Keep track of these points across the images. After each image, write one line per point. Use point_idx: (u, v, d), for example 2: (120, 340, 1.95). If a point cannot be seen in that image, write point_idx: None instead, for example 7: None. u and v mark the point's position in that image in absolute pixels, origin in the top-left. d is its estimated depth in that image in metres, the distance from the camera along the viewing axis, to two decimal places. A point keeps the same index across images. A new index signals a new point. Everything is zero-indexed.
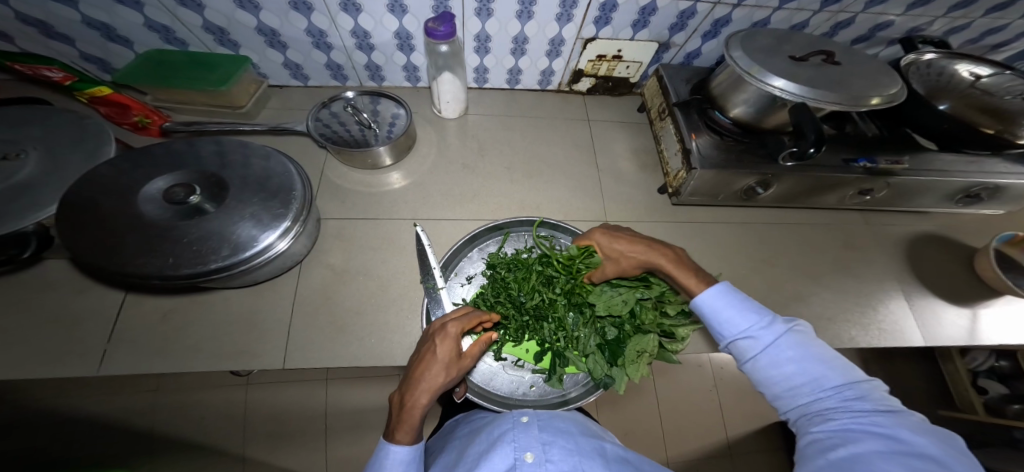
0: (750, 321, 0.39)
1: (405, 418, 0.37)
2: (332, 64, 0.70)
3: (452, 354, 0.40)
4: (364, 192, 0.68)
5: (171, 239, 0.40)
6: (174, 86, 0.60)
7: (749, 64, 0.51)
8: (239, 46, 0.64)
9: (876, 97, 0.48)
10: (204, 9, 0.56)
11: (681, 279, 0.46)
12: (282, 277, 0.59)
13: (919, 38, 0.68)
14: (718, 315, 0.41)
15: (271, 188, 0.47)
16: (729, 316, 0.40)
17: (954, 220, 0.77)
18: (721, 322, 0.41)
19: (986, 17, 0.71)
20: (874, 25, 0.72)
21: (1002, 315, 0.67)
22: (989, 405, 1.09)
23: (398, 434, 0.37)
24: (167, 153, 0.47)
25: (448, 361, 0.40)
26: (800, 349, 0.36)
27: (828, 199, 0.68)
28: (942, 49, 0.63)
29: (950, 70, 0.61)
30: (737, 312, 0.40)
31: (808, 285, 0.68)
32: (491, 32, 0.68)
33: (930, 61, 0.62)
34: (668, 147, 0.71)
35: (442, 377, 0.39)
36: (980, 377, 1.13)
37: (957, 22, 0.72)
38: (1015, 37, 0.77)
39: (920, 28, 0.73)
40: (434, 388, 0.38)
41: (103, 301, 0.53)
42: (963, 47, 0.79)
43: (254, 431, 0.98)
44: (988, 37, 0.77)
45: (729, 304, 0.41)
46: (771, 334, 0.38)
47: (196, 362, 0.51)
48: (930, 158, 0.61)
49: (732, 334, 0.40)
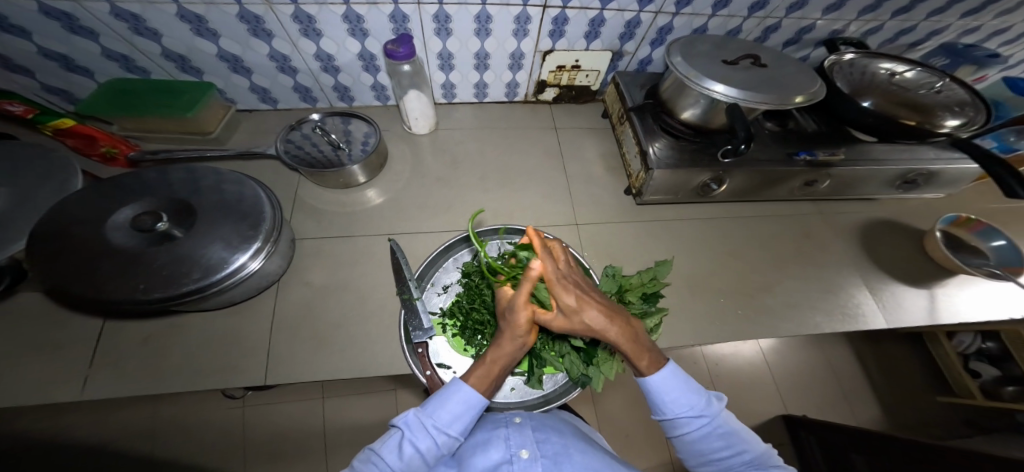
0: (691, 403, 0.40)
1: (487, 365, 0.40)
2: (299, 86, 0.73)
3: (522, 298, 0.37)
4: (339, 211, 0.70)
5: (140, 264, 0.42)
6: (139, 116, 0.61)
7: (688, 69, 0.55)
8: (202, 73, 0.66)
9: (800, 95, 0.53)
10: (161, 38, 0.58)
11: (630, 352, 0.40)
12: (259, 296, 0.60)
13: (840, 39, 0.75)
14: (661, 394, 0.40)
15: (238, 211, 0.49)
16: (674, 398, 0.40)
17: (903, 205, 0.82)
18: (673, 403, 0.40)
19: (895, 20, 0.77)
20: (801, 29, 0.77)
21: (957, 293, 0.71)
22: (985, 389, 1.12)
23: (475, 376, 0.40)
24: (136, 181, 0.49)
25: (522, 304, 0.38)
26: (728, 428, 0.40)
27: (780, 191, 0.73)
28: (862, 51, 0.72)
29: (870, 68, 0.69)
30: (684, 396, 0.40)
31: (773, 275, 0.71)
32: (452, 50, 0.71)
33: (851, 60, 0.70)
34: (628, 150, 0.75)
35: (521, 318, 0.38)
36: (971, 360, 1.16)
37: (871, 24, 0.78)
38: (927, 35, 0.83)
39: (840, 30, 0.79)
40: (518, 330, 0.39)
41: (80, 328, 0.54)
42: (883, 46, 0.85)
43: (256, 451, 0.95)
44: (903, 37, 0.83)
45: (677, 387, 0.40)
46: (711, 416, 0.40)
47: (172, 383, 0.51)
48: (865, 148, 0.68)
49: (674, 414, 0.40)
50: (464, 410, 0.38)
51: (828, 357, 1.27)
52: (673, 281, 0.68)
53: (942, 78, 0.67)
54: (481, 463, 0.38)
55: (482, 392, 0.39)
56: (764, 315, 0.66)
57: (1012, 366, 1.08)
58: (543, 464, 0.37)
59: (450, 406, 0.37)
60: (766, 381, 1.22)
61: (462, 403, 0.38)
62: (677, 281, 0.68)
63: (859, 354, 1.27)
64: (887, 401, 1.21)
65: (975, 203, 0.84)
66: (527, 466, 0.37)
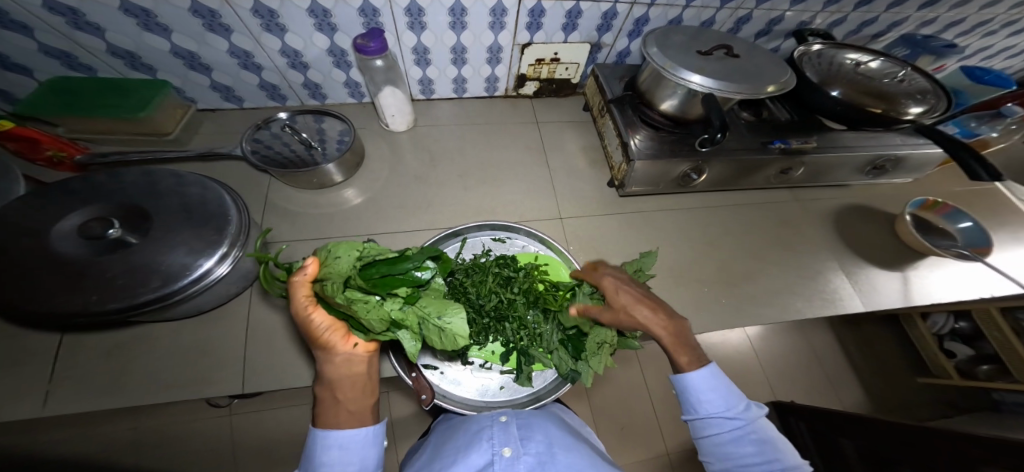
0: (726, 404, 0.42)
1: (333, 406, 0.37)
2: (266, 84, 0.70)
3: (303, 298, 0.35)
4: (314, 212, 0.67)
5: (90, 274, 0.39)
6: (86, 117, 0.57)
7: (664, 60, 0.55)
8: (155, 70, 0.63)
9: (771, 85, 0.54)
10: (105, 32, 0.55)
11: (673, 347, 0.44)
12: (230, 304, 0.57)
13: (808, 30, 0.76)
14: (698, 392, 0.42)
15: (199, 215, 0.46)
16: (708, 397, 0.42)
17: (875, 191, 0.84)
18: (705, 400, 0.42)
19: (858, 11, 0.79)
20: (771, 20, 0.78)
21: (928, 275, 0.73)
22: (960, 368, 1.17)
23: (330, 418, 0.37)
24: (85, 185, 0.46)
25: (308, 304, 0.36)
26: (761, 436, 0.41)
27: (757, 180, 0.74)
28: (829, 41, 0.73)
29: (837, 58, 0.71)
30: (719, 396, 0.42)
31: (756, 263, 0.72)
32: (427, 45, 0.69)
33: (819, 51, 0.72)
34: (610, 142, 0.75)
35: (317, 319, 0.36)
36: (946, 340, 1.21)
37: (836, 16, 0.80)
38: (888, 27, 0.86)
39: (808, 22, 0.80)
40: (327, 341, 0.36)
41: (31, 345, 0.50)
42: (848, 37, 0.87)
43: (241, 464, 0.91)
44: (867, 28, 0.85)
45: (713, 387, 0.42)
46: (743, 419, 0.41)
47: (137, 399, 0.48)
48: (837, 136, 0.69)
49: (706, 413, 0.42)
50: (340, 452, 0.36)
51: (811, 343, 1.30)
52: (657, 272, 0.68)
53: (904, 67, 0.69)
54: (463, 467, 0.36)
55: (354, 425, 0.37)
56: (746, 302, 0.66)
57: (986, 345, 1.13)
58: (525, 462, 0.36)
59: (321, 456, 0.35)
60: (753, 368, 1.24)
61: (332, 449, 0.35)
62: (661, 272, 0.68)
63: (843, 338, 1.32)
64: (868, 382, 1.26)
65: (942, 187, 0.87)
66: (509, 465, 0.35)
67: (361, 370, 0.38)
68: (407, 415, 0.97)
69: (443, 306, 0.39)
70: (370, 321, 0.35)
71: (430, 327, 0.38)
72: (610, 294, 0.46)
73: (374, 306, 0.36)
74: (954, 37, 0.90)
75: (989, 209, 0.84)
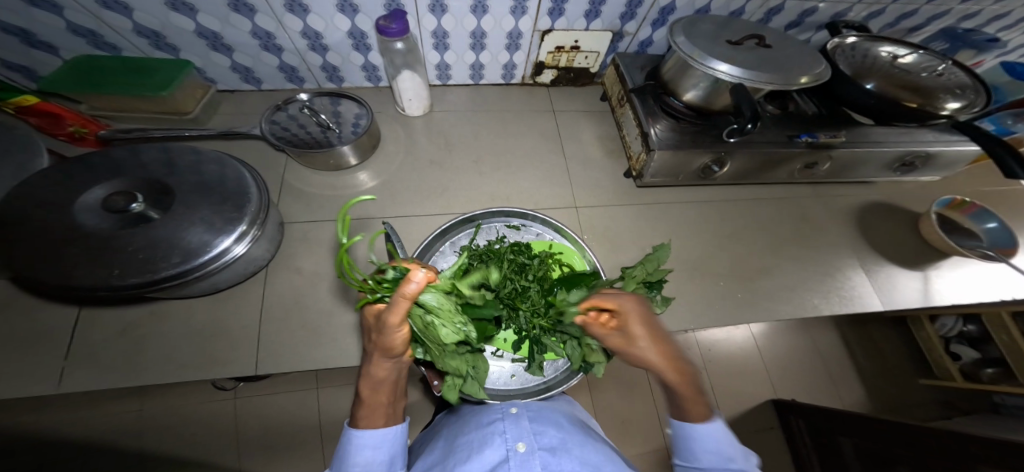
0: (731, 456, 0.39)
1: (376, 405, 0.38)
2: (285, 66, 0.69)
3: (397, 317, 0.29)
4: (329, 194, 0.67)
5: (115, 248, 0.39)
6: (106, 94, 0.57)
7: (692, 49, 0.54)
8: (179, 50, 0.62)
9: (804, 76, 0.52)
10: (133, 12, 0.54)
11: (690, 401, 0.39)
12: (246, 284, 0.57)
13: (841, 22, 0.74)
14: (702, 441, 0.39)
15: (220, 193, 0.46)
16: (713, 450, 0.39)
17: (898, 189, 0.82)
18: (713, 453, 0.39)
19: (896, 3, 0.76)
20: (803, 11, 0.75)
21: (948, 275, 0.72)
22: (965, 370, 1.14)
23: (365, 418, 0.38)
24: (108, 161, 0.46)
25: (401, 322, 0.29)
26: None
27: (779, 174, 0.72)
28: (864, 34, 0.71)
29: (872, 52, 0.68)
30: (724, 445, 0.39)
31: (772, 258, 0.70)
32: (447, 29, 0.68)
33: (853, 43, 0.69)
34: (628, 132, 0.74)
35: (397, 336, 0.31)
36: (952, 343, 1.18)
37: (872, 8, 0.77)
38: (927, 20, 0.82)
39: (842, 13, 0.77)
40: (391, 354, 0.34)
41: (55, 319, 0.51)
42: (881, 31, 0.85)
43: (251, 442, 0.92)
44: (902, 21, 0.82)
45: (718, 438, 0.39)
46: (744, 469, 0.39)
47: (154, 375, 0.49)
48: (866, 131, 0.67)
49: (709, 465, 0.39)
50: (373, 452, 0.37)
51: (818, 343, 1.28)
52: (671, 264, 0.67)
53: (943, 61, 0.66)
54: (477, 463, 0.36)
55: (388, 425, 0.39)
56: (761, 297, 0.65)
57: (993, 349, 1.11)
58: (542, 457, 0.36)
59: (356, 457, 0.36)
60: (759, 368, 1.23)
61: (367, 449, 0.37)
62: (676, 264, 0.67)
63: (852, 339, 1.29)
64: (874, 384, 1.24)
65: (968, 186, 0.84)
66: (523, 461, 0.35)
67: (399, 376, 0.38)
68: (414, 402, 0.97)
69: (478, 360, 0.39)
70: (448, 366, 0.35)
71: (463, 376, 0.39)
72: (625, 322, 0.36)
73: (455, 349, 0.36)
74: (993, 31, 0.87)
75: (1015, 210, 0.82)
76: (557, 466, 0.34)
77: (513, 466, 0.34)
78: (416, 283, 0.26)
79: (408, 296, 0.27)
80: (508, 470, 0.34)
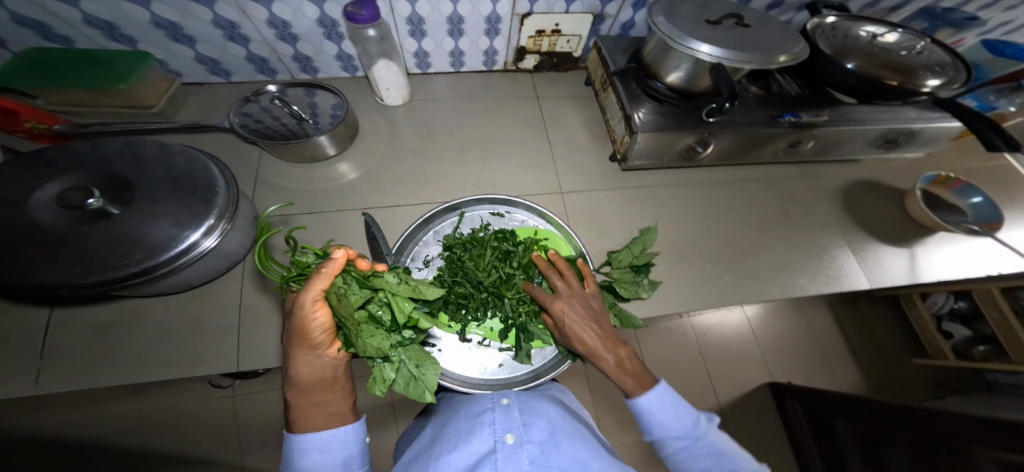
0: (681, 425, 0.39)
1: (315, 405, 0.36)
2: (254, 57, 0.67)
3: (312, 294, 0.31)
4: (308, 187, 0.66)
5: (72, 246, 0.37)
6: (61, 87, 0.54)
7: (671, 29, 0.53)
8: (135, 41, 0.60)
9: (783, 55, 0.52)
10: (79, 2, 0.52)
11: (623, 373, 0.39)
12: (222, 280, 0.56)
13: (822, 1, 0.73)
14: (654, 414, 0.39)
15: (186, 186, 0.44)
16: (662, 420, 0.39)
17: (884, 166, 0.82)
18: (662, 425, 0.39)
19: None
20: None
21: (935, 252, 0.72)
22: (956, 348, 1.16)
23: (301, 422, 0.36)
24: (64, 156, 0.44)
25: (316, 300, 0.32)
26: (716, 451, 0.39)
27: (764, 154, 0.72)
28: (845, 13, 0.70)
29: (852, 31, 0.67)
30: (673, 416, 0.39)
31: (760, 240, 0.70)
32: (423, 15, 0.66)
33: (834, 23, 0.69)
34: (612, 116, 0.73)
35: (317, 319, 0.33)
36: (943, 321, 1.19)
37: None
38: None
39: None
40: (310, 345, 0.34)
41: (22, 321, 0.49)
42: (864, 9, 0.84)
43: (245, 443, 0.91)
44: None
45: (665, 406, 0.39)
46: (701, 435, 0.40)
47: (127, 375, 0.48)
48: (850, 109, 0.67)
49: (661, 435, 0.40)
50: (321, 454, 0.35)
51: (811, 325, 1.29)
52: (659, 248, 0.66)
53: (923, 39, 0.65)
54: (463, 456, 0.35)
55: (333, 425, 0.36)
56: (749, 278, 0.65)
57: (982, 326, 1.12)
58: (529, 450, 0.35)
59: (301, 462, 0.34)
60: (752, 351, 1.24)
61: (310, 452, 0.34)
62: (664, 248, 0.66)
63: (845, 320, 1.30)
64: (866, 363, 1.26)
65: (952, 162, 0.85)
66: (512, 453, 0.34)
67: (332, 373, 0.36)
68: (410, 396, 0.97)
69: (423, 356, 0.36)
70: (365, 346, 0.32)
71: (405, 373, 0.35)
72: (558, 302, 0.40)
73: (378, 331, 0.34)
74: (975, 8, 0.87)
75: (1001, 185, 0.82)
76: (545, 462, 0.33)
77: (500, 458, 0.34)
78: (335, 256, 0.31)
79: (328, 272, 0.31)
80: (494, 462, 0.33)
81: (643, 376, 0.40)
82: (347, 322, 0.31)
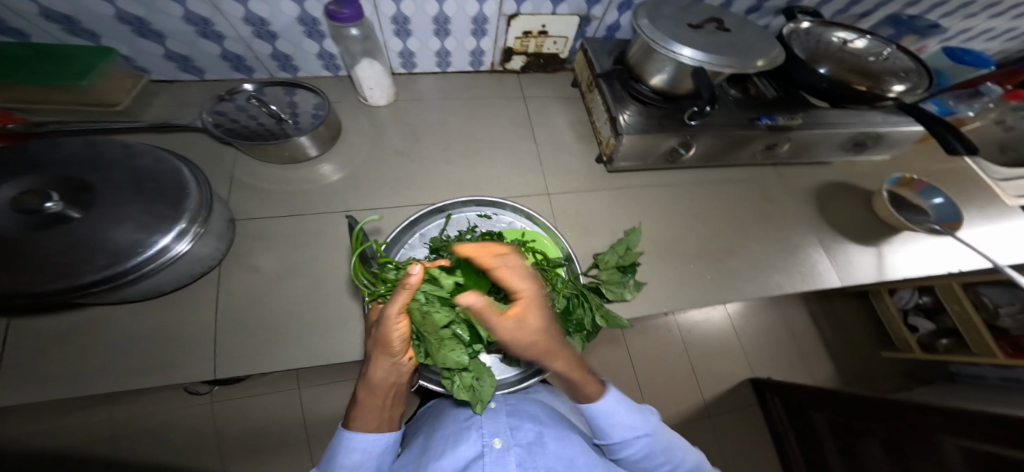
0: (632, 425, 0.41)
1: (378, 407, 0.38)
2: (229, 54, 0.65)
3: (396, 309, 0.29)
4: (288, 188, 0.64)
5: (26, 253, 0.35)
6: (16, 84, 0.51)
7: (654, 32, 0.53)
8: (99, 36, 0.57)
9: (760, 59, 0.53)
10: None
11: (580, 382, 0.39)
12: (196, 286, 0.53)
13: (798, 7, 0.75)
14: (608, 417, 0.41)
15: (154, 189, 0.42)
16: (617, 422, 0.41)
17: (854, 168, 0.86)
18: (615, 428, 0.41)
19: None
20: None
21: (900, 250, 0.76)
22: (922, 342, 1.22)
23: (359, 420, 0.38)
24: (18, 157, 0.41)
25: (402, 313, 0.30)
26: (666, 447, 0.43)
27: (743, 156, 0.74)
28: (818, 19, 0.73)
29: (824, 37, 0.70)
30: (628, 418, 0.41)
31: (739, 239, 0.72)
32: (408, 14, 0.65)
33: (808, 28, 0.71)
34: (598, 117, 0.73)
35: (395, 332, 0.31)
36: (910, 315, 1.26)
37: None
38: (876, 6, 0.86)
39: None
40: (389, 354, 0.33)
41: None
42: (836, 16, 0.88)
43: (223, 454, 0.87)
44: (855, 7, 0.86)
45: (620, 410, 0.41)
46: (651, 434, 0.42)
47: (92, 389, 0.45)
48: (822, 113, 0.70)
49: (619, 438, 0.41)
50: (362, 455, 0.37)
51: (789, 321, 1.34)
52: (644, 248, 0.68)
53: (889, 46, 0.69)
54: (451, 460, 0.35)
55: (380, 431, 0.39)
56: (730, 278, 0.67)
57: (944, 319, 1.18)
58: (517, 453, 0.36)
59: (345, 459, 0.36)
60: (734, 347, 1.28)
61: (354, 452, 0.37)
62: (648, 248, 0.68)
63: (819, 315, 1.36)
64: (839, 356, 1.32)
65: (915, 165, 0.90)
66: (499, 458, 0.35)
67: (399, 381, 0.37)
68: None
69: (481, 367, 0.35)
70: (444, 359, 0.30)
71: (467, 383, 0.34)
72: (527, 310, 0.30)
73: (458, 347, 0.33)
74: (937, 17, 0.91)
75: (959, 186, 0.87)
76: (532, 464, 0.34)
77: (488, 464, 0.34)
78: (412, 275, 0.26)
79: (409, 287, 0.27)
80: (481, 468, 0.34)
81: (595, 380, 0.41)
82: (430, 338, 0.31)
